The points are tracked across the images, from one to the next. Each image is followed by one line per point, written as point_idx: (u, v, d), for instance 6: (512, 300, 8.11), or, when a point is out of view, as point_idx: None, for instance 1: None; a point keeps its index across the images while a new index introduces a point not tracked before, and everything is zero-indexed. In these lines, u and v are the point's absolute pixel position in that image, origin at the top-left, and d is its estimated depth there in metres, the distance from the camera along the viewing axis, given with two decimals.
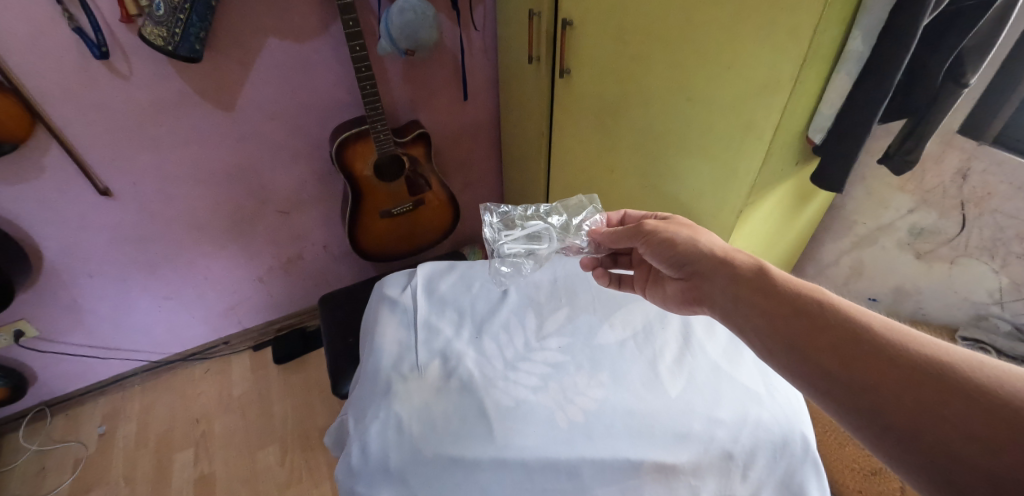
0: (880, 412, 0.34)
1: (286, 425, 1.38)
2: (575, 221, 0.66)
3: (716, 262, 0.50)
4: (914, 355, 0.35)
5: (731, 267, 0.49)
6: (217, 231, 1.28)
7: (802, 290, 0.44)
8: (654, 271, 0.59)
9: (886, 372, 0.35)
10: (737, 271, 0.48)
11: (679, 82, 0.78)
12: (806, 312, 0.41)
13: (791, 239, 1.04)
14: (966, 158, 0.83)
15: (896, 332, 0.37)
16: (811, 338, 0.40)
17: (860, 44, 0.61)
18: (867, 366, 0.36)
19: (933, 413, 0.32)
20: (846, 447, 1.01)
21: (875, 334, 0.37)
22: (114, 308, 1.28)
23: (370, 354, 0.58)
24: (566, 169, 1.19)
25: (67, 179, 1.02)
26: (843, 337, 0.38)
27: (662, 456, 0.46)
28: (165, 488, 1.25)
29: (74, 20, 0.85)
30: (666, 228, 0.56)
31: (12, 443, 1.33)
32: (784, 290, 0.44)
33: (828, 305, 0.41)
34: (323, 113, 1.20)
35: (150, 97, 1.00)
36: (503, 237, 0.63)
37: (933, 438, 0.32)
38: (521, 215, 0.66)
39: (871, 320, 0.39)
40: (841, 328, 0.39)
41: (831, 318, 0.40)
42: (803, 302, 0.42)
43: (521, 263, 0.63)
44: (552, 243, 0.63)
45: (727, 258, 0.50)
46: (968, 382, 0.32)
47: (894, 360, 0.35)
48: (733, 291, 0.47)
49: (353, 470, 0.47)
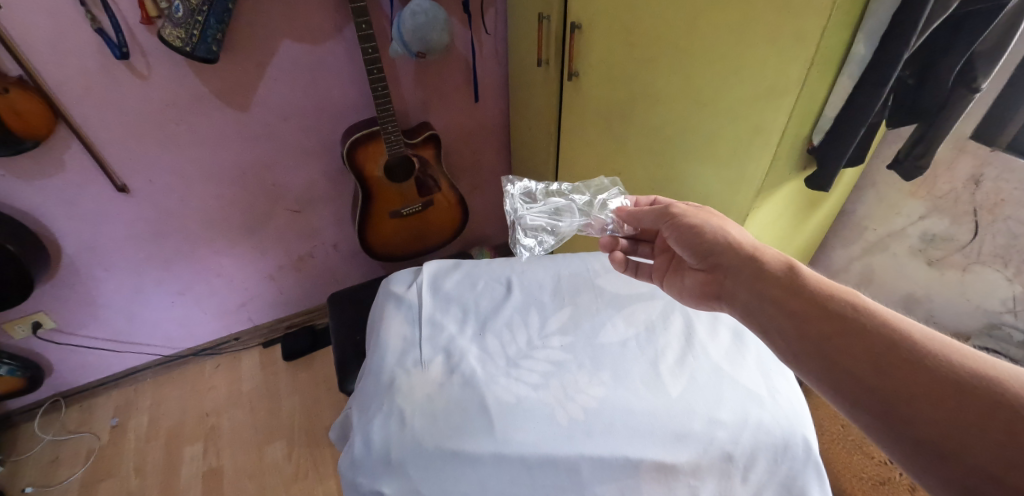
0: (906, 419, 0.33)
1: (294, 421, 1.40)
2: (598, 199, 0.70)
3: (743, 258, 0.49)
4: (952, 365, 0.34)
5: (757, 264, 0.48)
6: (230, 229, 1.31)
7: (835, 292, 0.42)
8: (676, 260, 0.59)
9: (917, 382, 0.34)
10: (768, 271, 0.47)
11: (687, 86, 0.78)
12: (834, 313, 0.40)
13: (800, 244, 1.03)
14: (980, 164, 0.82)
15: (933, 341, 0.36)
16: (839, 341, 0.39)
17: (863, 48, 0.60)
18: (899, 372, 0.35)
19: (966, 429, 0.30)
20: (853, 455, 1.00)
21: (910, 344, 0.36)
22: (129, 302, 1.31)
23: (374, 350, 0.59)
24: (573, 172, 1.20)
25: (87, 175, 1.05)
26: (874, 343, 0.37)
27: (662, 456, 0.46)
28: (174, 480, 1.27)
29: (97, 20, 0.87)
30: (698, 219, 0.54)
31: (27, 433, 1.37)
32: (810, 289, 0.43)
33: (860, 310, 0.40)
34: (336, 114, 1.22)
35: (168, 97, 1.03)
36: (526, 211, 0.67)
37: (970, 453, 0.30)
38: (544, 191, 0.69)
39: (908, 330, 0.37)
40: (875, 333, 0.37)
41: (866, 323, 0.39)
42: (833, 305, 0.41)
43: (542, 237, 0.67)
44: (573, 221, 0.67)
45: (755, 254, 0.49)
46: (1007, 394, 0.31)
47: (927, 370, 0.34)
48: (761, 289, 0.46)
49: (357, 461, 0.47)
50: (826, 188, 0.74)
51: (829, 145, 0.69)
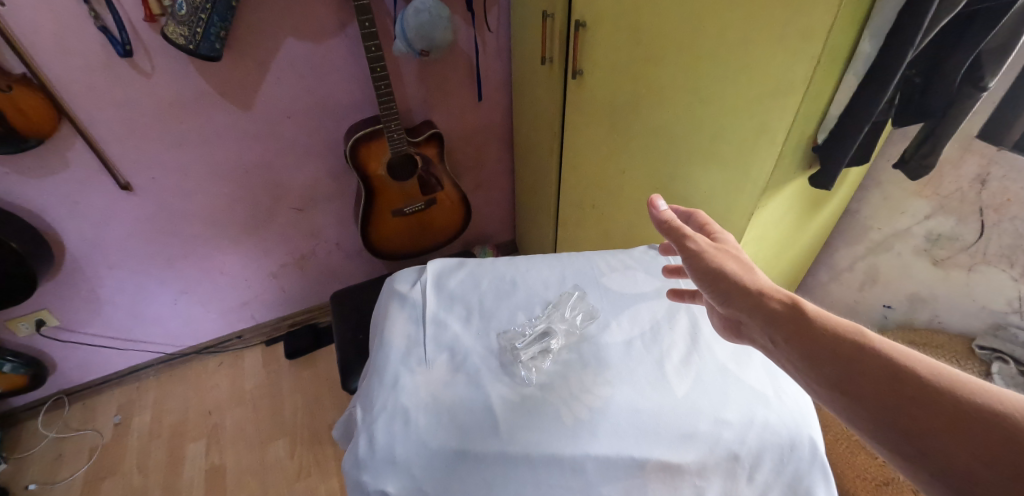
0: (927, 463, 0.32)
1: (296, 419, 1.40)
2: None
3: (748, 298, 0.45)
4: (961, 401, 0.32)
5: (761, 304, 0.44)
6: (233, 227, 1.31)
7: (840, 327, 0.40)
8: None
9: (931, 421, 0.33)
10: (772, 311, 0.43)
11: (693, 83, 0.77)
12: (844, 357, 0.38)
13: (804, 244, 1.03)
14: (986, 164, 0.81)
15: (946, 378, 0.34)
16: (846, 381, 0.37)
17: (869, 46, 0.60)
18: (922, 422, 0.33)
19: (983, 470, 0.30)
20: (857, 455, 0.99)
21: (918, 381, 0.34)
22: (132, 300, 1.31)
23: (378, 349, 0.58)
24: (576, 170, 1.20)
25: (91, 173, 1.05)
26: (882, 381, 0.35)
27: (668, 456, 0.46)
28: (177, 478, 1.27)
29: (100, 18, 0.87)
30: (715, 254, 0.49)
31: (31, 430, 1.37)
32: (816, 331, 0.40)
33: (865, 347, 0.38)
34: (339, 112, 1.22)
35: (171, 95, 1.02)
36: None
37: None
38: None
39: (915, 364, 0.35)
40: (881, 369, 0.36)
41: (872, 359, 0.37)
42: (841, 348, 0.38)
43: None
44: None
45: (760, 294, 0.45)
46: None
47: (940, 408, 0.33)
48: (770, 333, 0.43)
49: (360, 460, 0.47)
50: (831, 187, 0.74)
51: (835, 144, 0.68)
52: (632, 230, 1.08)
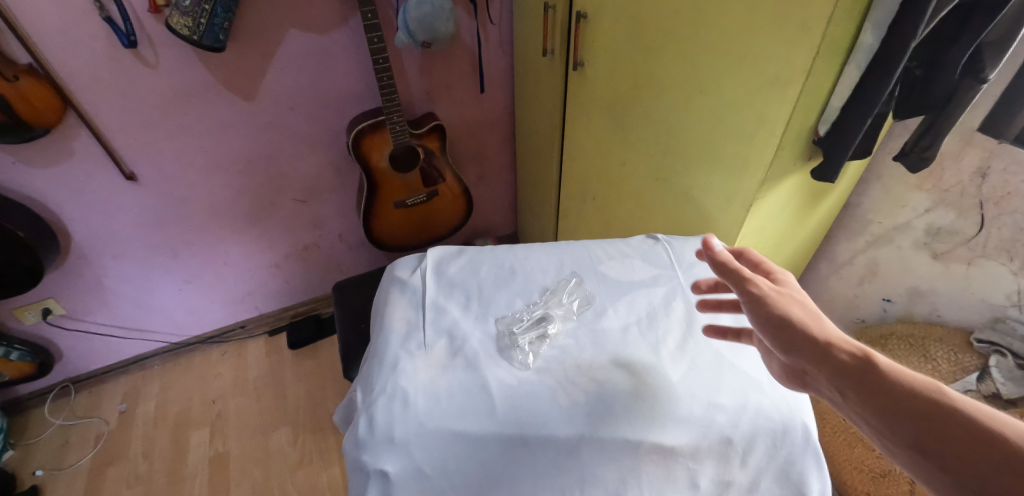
0: None
1: (300, 408, 1.42)
2: None
3: (812, 346, 0.38)
4: None
5: (825, 353, 0.37)
6: (237, 218, 1.32)
7: (921, 383, 0.33)
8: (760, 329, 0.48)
9: None
10: (840, 362, 0.36)
11: (692, 74, 0.78)
12: (931, 422, 0.31)
13: (804, 237, 1.03)
14: (986, 157, 0.81)
15: None
16: (934, 451, 0.30)
17: (871, 37, 0.59)
18: None
19: None
20: (855, 448, 1.00)
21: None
22: (137, 289, 1.33)
23: (378, 333, 0.59)
24: (578, 162, 1.20)
25: (96, 163, 1.06)
26: (981, 455, 0.29)
27: (661, 439, 0.47)
28: (182, 465, 1.29)
29: (105, 9, 0.88)
30: (777, 297, 0.41)
31: (38, 417, 1.39)
32: (891, 385, 0.34)
33: (947, 405, 0.31)
34: (342, 104, 1.23)
35: (175, 86, 1.03)
36: None
37: None
38: None
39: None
40: (975, 439, 0.29)
41: (965, 424, 0.30)
42: (923, 409, 0.32)
43: None
44: None
45: (827, 343, 0.37)
46: None
47: None
48: (838, 387, 0.36)
49: (360, 440, 0.48)
50: (833, 180, 0.74)
51: (837, 136, 0.68)
52: (632, 222, 1.09)
